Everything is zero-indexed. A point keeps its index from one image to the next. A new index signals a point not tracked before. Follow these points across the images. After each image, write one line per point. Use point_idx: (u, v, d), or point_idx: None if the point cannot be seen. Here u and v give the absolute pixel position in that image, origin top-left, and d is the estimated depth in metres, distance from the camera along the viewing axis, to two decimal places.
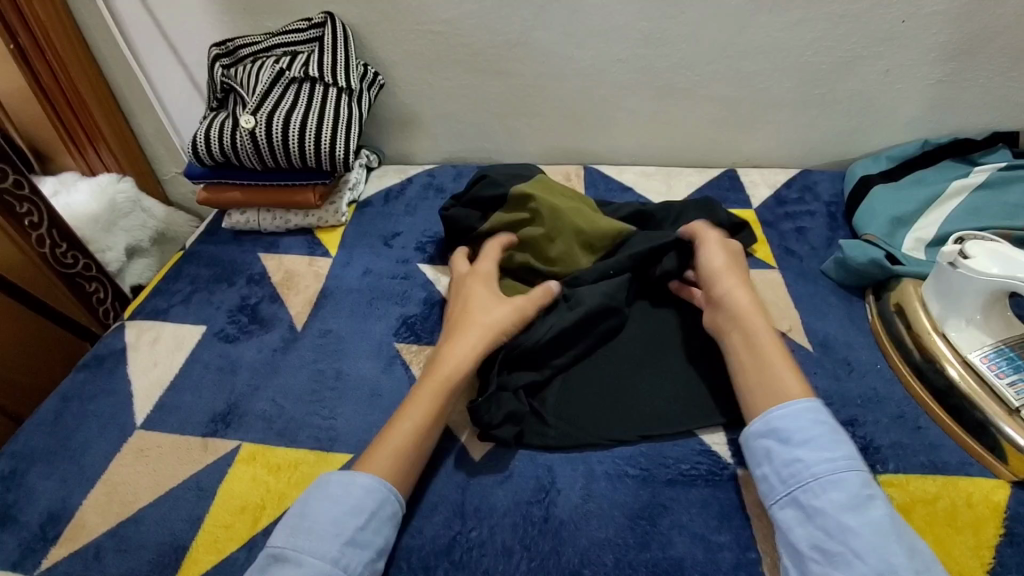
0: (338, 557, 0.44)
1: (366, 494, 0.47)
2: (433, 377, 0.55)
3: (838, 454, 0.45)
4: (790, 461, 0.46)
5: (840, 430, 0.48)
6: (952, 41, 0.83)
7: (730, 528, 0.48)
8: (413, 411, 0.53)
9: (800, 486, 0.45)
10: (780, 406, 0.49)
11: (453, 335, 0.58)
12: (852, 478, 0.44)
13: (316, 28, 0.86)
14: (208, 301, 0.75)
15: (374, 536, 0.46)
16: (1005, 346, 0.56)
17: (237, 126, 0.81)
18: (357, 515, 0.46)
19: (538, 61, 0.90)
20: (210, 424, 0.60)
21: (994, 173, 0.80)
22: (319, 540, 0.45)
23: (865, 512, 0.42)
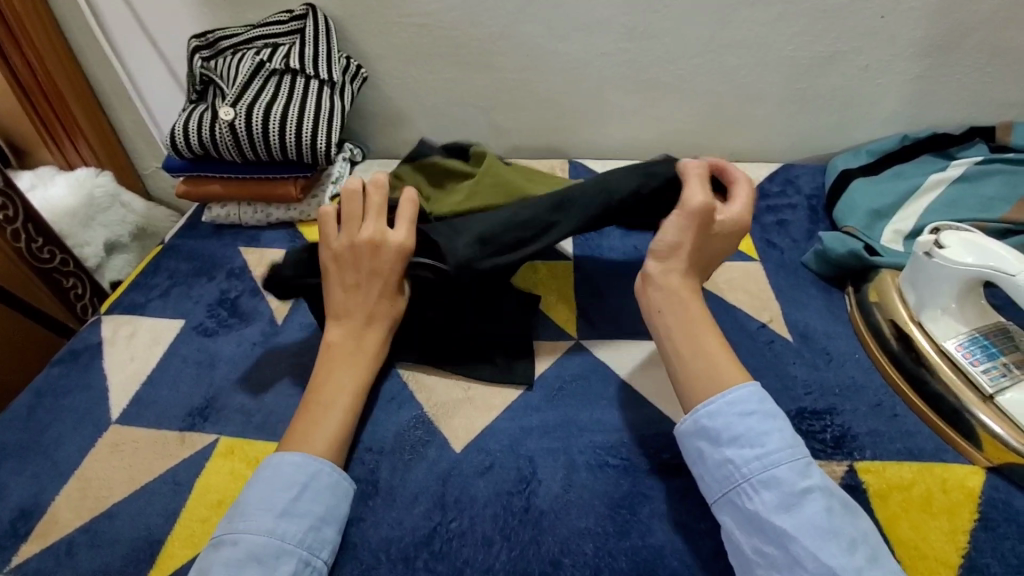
0: (273, 528, 0.44)
1: (294, 468, 0.47)
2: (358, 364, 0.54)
3: (768, 448, 0.45)
4: (721, 462, 0.46)
5: (773, 416, 0.47)
6: (930, 37, 0.84)
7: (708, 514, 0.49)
8: (346, 399, 0.52)
9: (736, 488, 0.45)
10: (708, 401, 0.48)
11: (370, 313, 0.56)
12: (783, 474, 0.43)
13: (298, 20, 0.85)
14: (187, 295, 0.74)
15: (311, 504, 0.46)
16: (979, 334, 0.56)
17: (216, 118, 0.80)
18: (289, 488, 0.46)
19: (523, 54, 0.90)
20: (188, 418, 0.59)
21: (971, 168, 0.81)
22: (252, 518, 0.45)
23: (801, 511, 0.42)
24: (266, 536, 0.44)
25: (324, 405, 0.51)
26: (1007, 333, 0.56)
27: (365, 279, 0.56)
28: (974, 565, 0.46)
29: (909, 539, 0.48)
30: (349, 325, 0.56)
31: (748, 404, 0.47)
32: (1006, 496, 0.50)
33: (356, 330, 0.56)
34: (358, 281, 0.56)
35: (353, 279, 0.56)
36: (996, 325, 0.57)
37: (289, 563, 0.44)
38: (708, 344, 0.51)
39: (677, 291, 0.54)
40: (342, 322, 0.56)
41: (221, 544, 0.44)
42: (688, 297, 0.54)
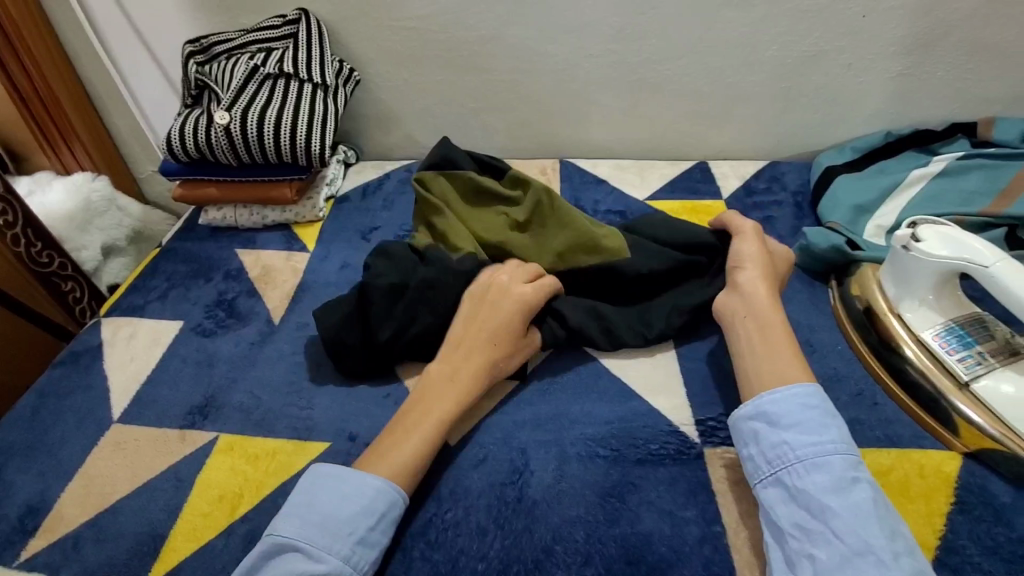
0: (348, 554, 0.45)
1: (379, 495, 0.47)
2: (445, 406, 0.53)
3: (824, 437, 0.47)
4: (776, 443, 0.48)
5: (832, 412, 0.49)
6: (910, 36, 0.86)
7: (696, 502, 0.50)
8: (425, 441, 0.51)
9: (785, 468, 0.47)
10: (773, 391, 0.50)
11: (474, 351, 0.56)
12: (836, 462, 0.45)
13: (290, 24, 0.86)
14: (185, 297, 0.75)
15: (384, 534, 0.47)
16: (955, 325, 0.58)
17: (212, 122, 0.81)
18: (369, 515, 0.47)
19: (513, 56, 0.91)
20: (188, 416, 0.61)
21: (953, 162, 0.83)
22: (332, 538, 0.45)
23: (848, 495, 0.44)
24: (341, 562, 0.45)
25: (408, 427, 0.52)
26: (982, 322, 0.58)
27: (486, 328, 0.58)
28: (951, 547, 0.48)
29: None
30: (454, 360, 0.56)
31: (810, 399, 0.49)
32: (981, 480, 0.52)
33: (456, 364, 0.56)
34: (473, 326, 0.58)
35: (470, 319, 0.59)
36: (972, 315, 0.59)
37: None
38: (775, 352, 0.53)
39: (757, 309, 0.55)
40: (445, 358, 0.57)
41: (293, 554, 0.45)
42: (770, 310, 0.55)
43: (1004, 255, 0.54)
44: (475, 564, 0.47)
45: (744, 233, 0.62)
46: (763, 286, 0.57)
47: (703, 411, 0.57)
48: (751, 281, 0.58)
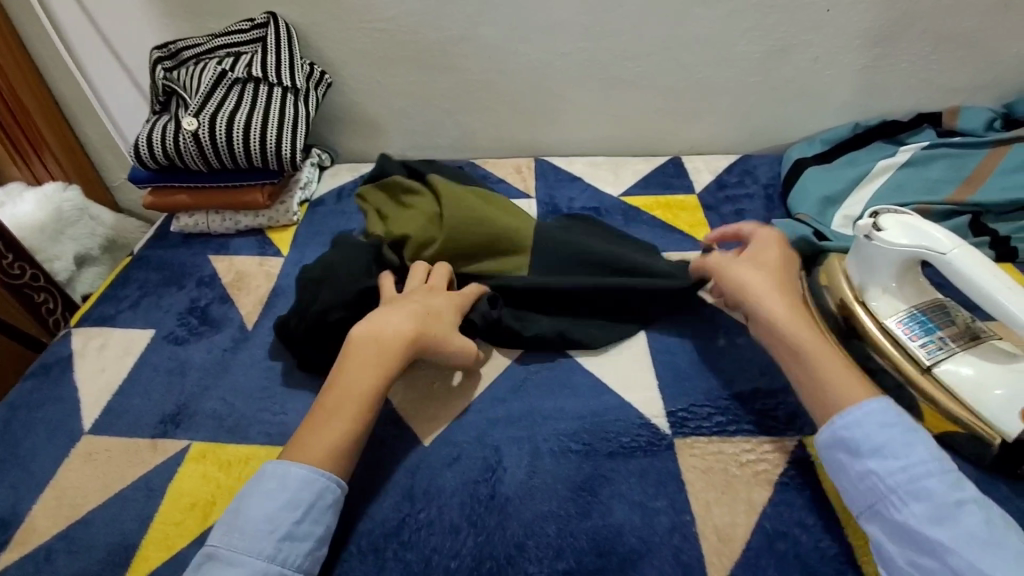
0: (274, 553, 0.44)
1: (301, 488, 0.47)
2: (368, 380, 0.53)
3: (912, 459, 0.45)
4: (864, 473, 0.46)
5: (914, 429, 0.47)
6: (875, 29, 0.88)
7: (691, 503, 0.50)
8: (347, 416, 0.51)
9: (880, 499, 0.45)
10: (842, 413, 0.48)
11: (397, 327, 0.56)
12: (933, 486, 0.43)
13: (259, 28, 0.86)
14: (157, 305, 0.75)
15: (313, 526, 0.47)
16: (918, 311, 0.59)
17: (180, 128, 0.80)
18: (293, 509, 0.46)
19: (484, 56, 0.91)
20: (160, 425, 0.60)
21: (918, 152, 0.85)
22: (254, 539, 0.45)
23: (955, 522, 0.41)
24: (266, 561, 0.44)
25: (329, 405, 0.51)
26: (944, 309, 0.59)
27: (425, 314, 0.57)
28: None
29: None
30: (375, 332, 0.55)
31: (886, 416, 0.47)
32: None
33: (375, 336, 0.55)
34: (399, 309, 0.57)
35: (393, 303, 0.59)
36: (933, 302, 0.60)
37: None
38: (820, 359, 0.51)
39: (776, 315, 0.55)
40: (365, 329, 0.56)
41: (217, 562, 0.44)
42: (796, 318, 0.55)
43: (961, 243, 0.55)
44: (448, 563, 0.48)
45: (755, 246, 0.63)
46: (784, 298, 0.56)
47: (673, 403, 0.58)
48: (768, 291, 0.57)
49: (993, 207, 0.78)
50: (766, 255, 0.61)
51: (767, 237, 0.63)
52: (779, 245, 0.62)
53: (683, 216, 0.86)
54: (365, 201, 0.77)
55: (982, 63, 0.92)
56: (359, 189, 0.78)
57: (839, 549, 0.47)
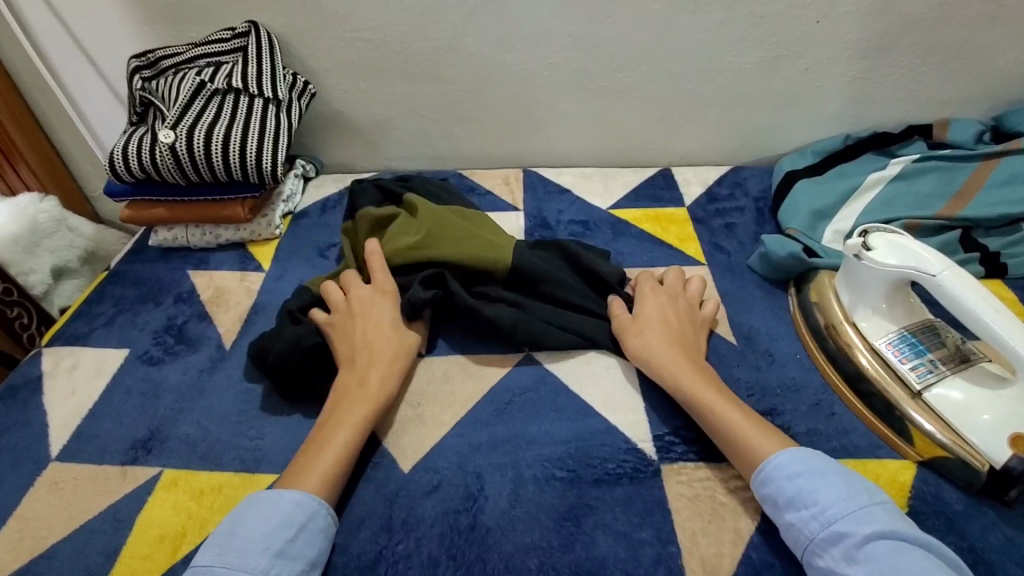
0: (267, 569, 0.43)
1: (298, 506, 0.47)
2: (349, 400, 0.55)
3: (821, 504, 0.45)
4: (785, 526, 0.46)
5: (820, 470, 0.47)
6: (864, 40, 0.87)
7: (675, 532, 0.49)
8: (334, 437, 0.52)
9: (806, 550, 0.45)
10: (757, 471, 0.49)
11: (377, 357, 0.57)
12: (844, 528, 0.43)
13: (240, 38, 0.84)
14: (132, 322, 0.73)
15: (305, 547, 0.46)
16: (908, 332, 0.58)
17: (157, 141, 0.78)
18: (286, 528, 0.45)
19: (470, 66, 0.90)
20: (131, 451, 0.58)
21: (909, 165, 0.84)
22: (247, 555, 0.43)
23: (869, 561, 0.41)
24: None
25: (323, 441, 0.52)
26: (934, 329, 0.58)
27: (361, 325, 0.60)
28: None
29: None
30: (360, 371, 0.57)
31: (790, 464, 0.48)
32: (935, 488, 0.52)
33: (360, 373, 0.56)
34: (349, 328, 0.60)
35: (360, 328, 0.60)
36: (923, 323, 0.59)
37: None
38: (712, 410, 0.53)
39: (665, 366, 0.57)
40: (346, 372, 0.57)
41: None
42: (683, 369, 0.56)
43: (949, 265, 0.53)
44: None
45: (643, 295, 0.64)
46: (671, 359, 0.57)
47: (660, 427, 0.56)
48: (648, 348, 0.58)
49: (984, 222, 0.78)
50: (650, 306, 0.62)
51: (647, 290, 0.64)
52: (658, 297, 0.63)
53: (672, 230, 0.85)
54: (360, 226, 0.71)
55: (972, 75, 0.91)
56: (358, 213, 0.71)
57: None
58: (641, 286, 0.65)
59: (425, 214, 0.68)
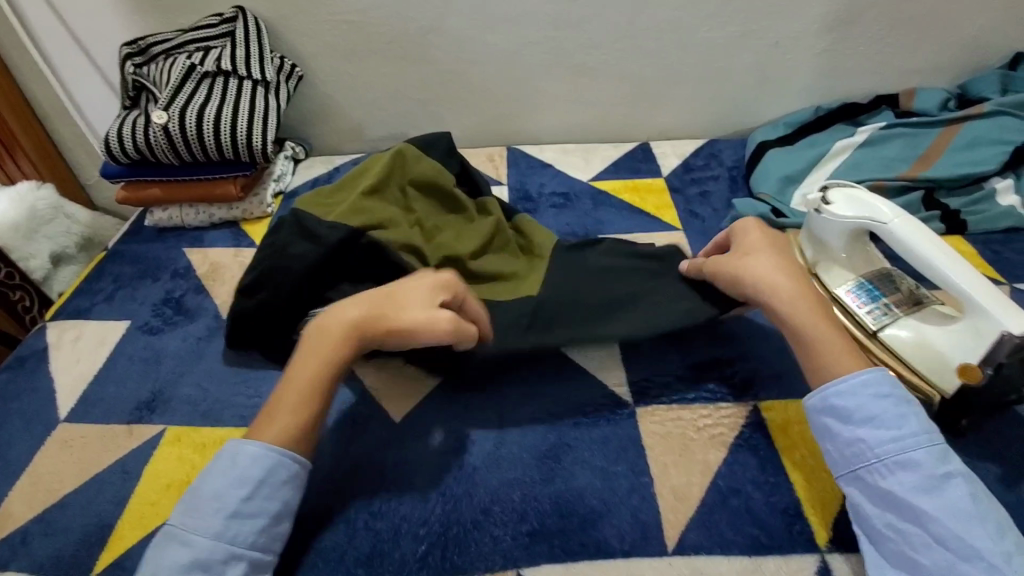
0: (223, 529, 0.45)
1: (250, 465, 0.47)
2: (312, 361, 0.51)
3: (904, 430, 0.47)
4: (853, 441, 0.48)
5: (906, 400, 0.49)
6: (831, 14, 0.91)
7: (648, 467, 0.52)
8: (289, 398, 0.50)
9: (868, 466, 0.47)
10: (836, 382, 0.50)
11: (346, 312, 0.53)
12: (922, 457, 0.45)
13: (227, 23, 0.87)
14: (132, 297, 0.76)
15: (264, 503, 0.47)
16: (865, 280, 0.61)
17: (150, 122, 0.81)
18: (241, 487, 0.47)
19: (452, 46, 0.93)
20: (136, 411, 0.62)
21: (875, 132, 0.88)
22: (204, 517, 0.46)
23: (941, 493, 0.44)
24: (215, 539, 0.45)
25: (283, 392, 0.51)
26: (889, 277, 0.61)
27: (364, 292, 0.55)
28: None
29: (803, 464, 0.52)
30: (329, 322, 0.53)
31: (880, 387, 0.49)
32: None
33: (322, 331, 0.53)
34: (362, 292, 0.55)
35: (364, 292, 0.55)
36: (881, 271, 0.62)
37: (236, 566, 0.44)
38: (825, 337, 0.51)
39: (784, 296, 0.53)
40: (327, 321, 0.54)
41: (175, 538, 0.45)
42: (805, 300, 0.53)
43: (900, 213, 0.57)
44: (417, 529, 0.49)
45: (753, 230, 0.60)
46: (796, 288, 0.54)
47: (636, 374, 0.60)
48: (771, 277, 0.55)
49: (945, 182, 0.81)
50: (755, 242, 0.58)
51: (751, 232, 0.60)
52: (762, 226, 0.60)
53: (650, 199, 0.88)
54: (408, 164, 0.71)
55: (935, 45, 0.95)
56: (401, 145, 0.71)
57: (788, 503, 0.50)
58: (747, 226, 0.60)
59: (481, 222, 0.72)
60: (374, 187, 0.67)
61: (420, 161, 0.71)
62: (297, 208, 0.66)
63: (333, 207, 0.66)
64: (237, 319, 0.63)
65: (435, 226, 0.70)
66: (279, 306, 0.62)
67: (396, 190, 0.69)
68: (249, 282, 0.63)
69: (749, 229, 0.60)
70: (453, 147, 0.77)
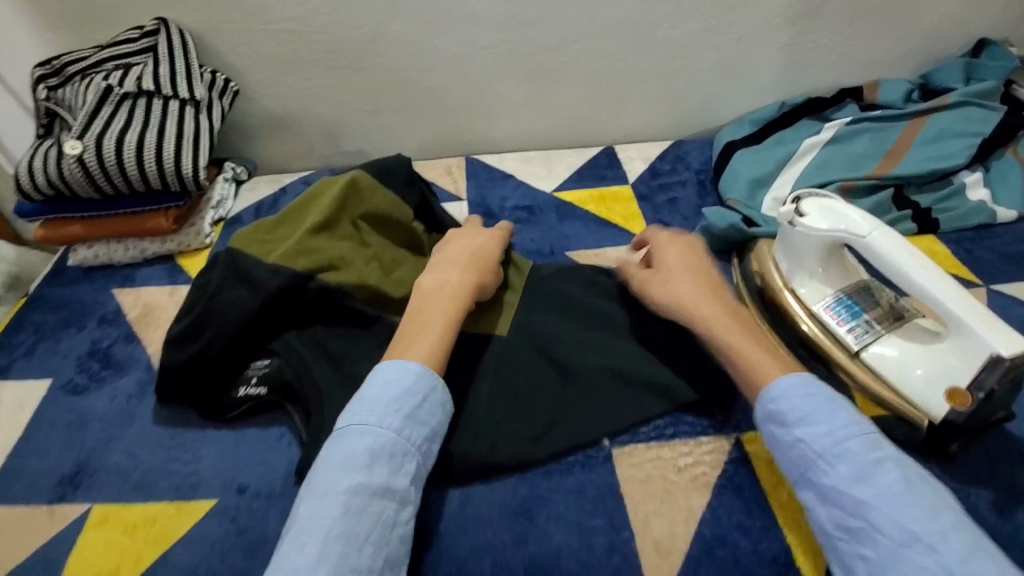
0: (400, 429, 0.46)
1: (419, 378, 0.49)
2: (450, 299, 0.55)
3: (835, 424, 0.44)
4: (792, 443, 0.45)
5: (835, 394, 0.46)
6: (792, 7, 0.87)
7: (627, 520, 0.49)
8: (436, 330, 0.52)
9: (810, 466, 0.44)
10: (768, 387, 0.48)
11: (465, 265, 0.58)
12: (856, 447, 0.43)
13: (149, 37, 0.79)
14: (55, 350, 0.68)
15: (429, 415, 0.48)
16: (844, 295, 0.58)
17: (63, 153, 0.73)
18: (413, 395, 0.48)
19: (400, 53, 0.87)
20: (58, 488, 0.55)
21: (841, 129, 0.85)
22: (380, 414, 0.46)
23: (877, 480, 0.41)
24: (395, 434, 0.46)
25: (423, 328, 0.52)
26: (868, 290, 0.58)
27: (464, 248, 0.61)
28: None
29: (791, 503, 0.49)
30: (444, 274, 0.58)
31: (807, 387, 0.47)
32: None
33: (450, 276, 0.57)
34: (454, 247, 0.61)
35: (458, 246, 0.61)
36: (858, 284, 0.59)
37: (411, 463, 0.46)
38: (748, 348, 0.50)
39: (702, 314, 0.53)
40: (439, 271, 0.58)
41: (349, 433, 0.46)
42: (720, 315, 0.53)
43: (878, 225, 0.54)
44: None
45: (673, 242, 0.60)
46: (710, 300, 0.54)
47: None
48: (686, 298, 0.54)
49: (914, 179, 0.79)
50: (673, 252, 0.59)
51: (665, 239, 0.61)
52: (674, 242, 0.60)
53: (618, 209, 0.84)
54: (361, 197, 0.63)
55: (898, 35, 0.92)
56: (353, 174, 0.63)
57: (777, 549, 0.46)
58: (660, 239, 0.61)
59: None
60: (322, 224, 0.60)
61: (376, 194, 0.64)
62: (233, 246, 0.59)
63: (276, 246, 0.60)
64: (167, 375, 0.57)
65: (393, 261, 0.64)
66: (213, 359, 0.56)
67: (348, 224, 0.62)
68: (181, 331, 0.57)
69: (662, 239, 0.61)
70: (413, 171, 0.69)
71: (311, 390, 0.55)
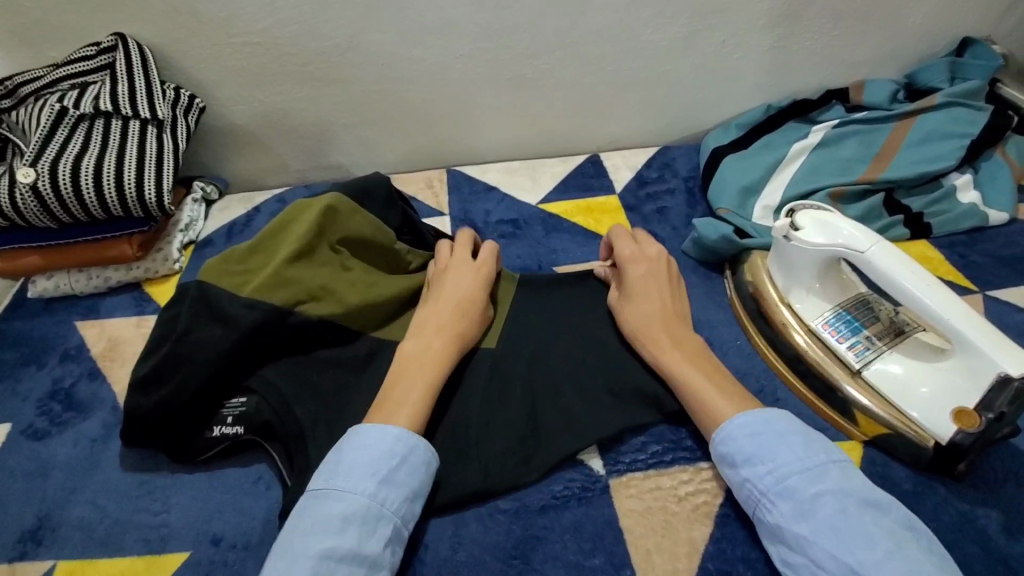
0: (375, 494, 0.43)
1: (397, 441, 0.45)
2: (427, 365, 0.51)
3: (778, 462, 0.43)
4: (740, 482, 0.45)
5: (783, 427, 0.45)
6: (776, 9, 0.85)
7: (627, 559, 0.46)
8: (414, 396, 0.49)
9: (757, 505, 0.44)
10: (718, 430, 0.47)
11: (443, 321, 0.55)
12: (795, 485, 0.42)
13: (106, 53, 0.74)
14: (13, 391, 0.64)
15: (408, 477, 0.45)
16: (843, 309, 0.57)
17: (15, 181, 0.68)
18: (390, 458, 0.45)
19: (375, 64, 0.83)
20: (17, 546, 0.51)
21: (829, 132, 0.84)
22: (355, 479, 0.43)
23: (816, 514, 0.41)
24: (369, 500, 0.43)
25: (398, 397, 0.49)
26: (867, 304, 0.57)
27: (442, 296, 0.57)
28: None
29: None
30: (422, 334, 0.54)
31: (754, 424, 0.46)
32: (883, 468, 0.51)
33: (427, 337, 0.53)
34: (433, 298, 0.57)
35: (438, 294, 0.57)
36: (857, 297, 0.58)
37: (386, 528, 0.43)
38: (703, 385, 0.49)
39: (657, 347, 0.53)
40: (418, 332, 0.54)
41: (324, 498, 0.43)
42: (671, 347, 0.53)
43: (878, 240, 0.52)
44: None
45: (633, 259, 0.59)
46: (663, 332, 0.54)
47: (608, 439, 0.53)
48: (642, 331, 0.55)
49: (905, 182, 0.78)
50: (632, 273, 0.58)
51: (627, 257, 0.60)
52: (637, 262, 0.59)
53: (606, 221, 0.82)
54: (339, 219, 0.59)
55: (882, 35, 0.91)
56: (330, 196, 0.60)
57: None
58: (622, 255, 0.60)
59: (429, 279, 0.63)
60: (300, 252, 0.57)
61: (354, 215, 0.60)
62: (205, 280, 0.55)
63: (252, 277, 0.56)
64: (132, 423, 0.53)
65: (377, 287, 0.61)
66: (183, 404, 0.53)
67: (327, 248, 0.59)
68: (142, 375, 0.53)
69: (625, 255, 0.60)
70: (392, 188, 0.66)
71: (291, 429, 0.52)
